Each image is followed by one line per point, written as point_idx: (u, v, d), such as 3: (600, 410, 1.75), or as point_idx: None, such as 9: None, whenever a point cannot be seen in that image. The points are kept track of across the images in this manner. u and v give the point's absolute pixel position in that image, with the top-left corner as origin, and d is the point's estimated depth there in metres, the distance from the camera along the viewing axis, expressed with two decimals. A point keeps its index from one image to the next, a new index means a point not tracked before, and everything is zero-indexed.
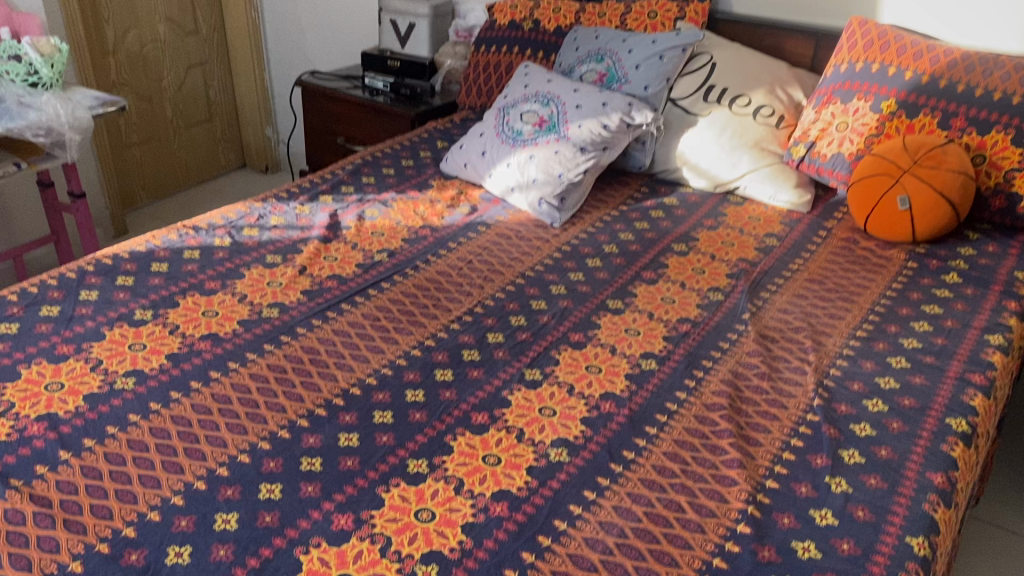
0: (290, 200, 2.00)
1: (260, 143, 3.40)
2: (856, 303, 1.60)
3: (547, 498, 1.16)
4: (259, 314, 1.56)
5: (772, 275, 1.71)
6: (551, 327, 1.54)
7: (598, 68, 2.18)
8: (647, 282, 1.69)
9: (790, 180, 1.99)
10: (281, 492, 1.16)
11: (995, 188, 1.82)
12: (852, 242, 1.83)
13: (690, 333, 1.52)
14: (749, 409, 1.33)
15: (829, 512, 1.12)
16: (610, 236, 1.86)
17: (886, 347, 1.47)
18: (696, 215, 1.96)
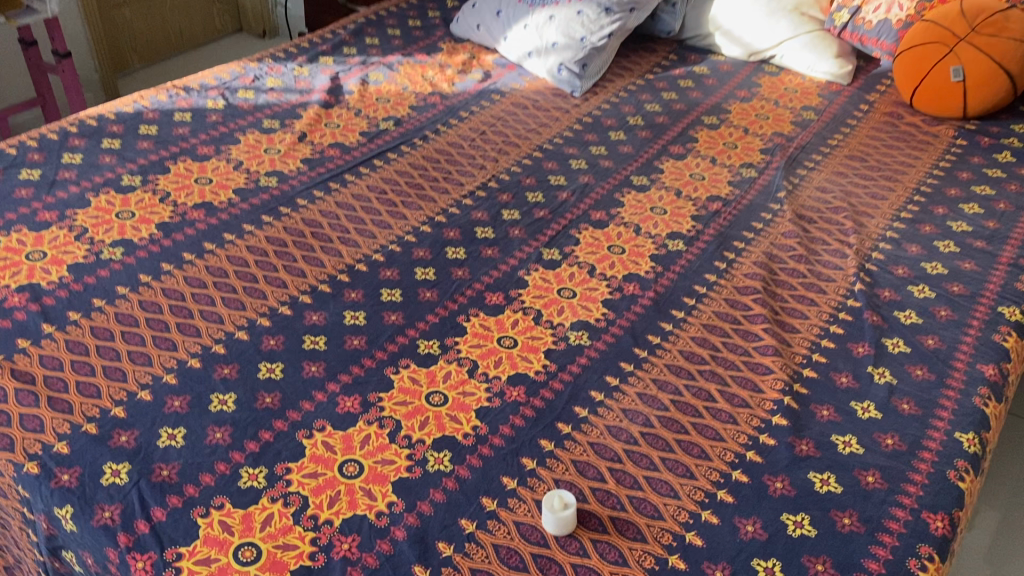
0: (289, 61, 1.85)
1: (258, 6, 3.21)
2: (901, 183, 1.48)
3: (567, 383, 1.08)
4: (256, 183, 1.45)
5: (809, 151, 1.59)
6: (571, 203, 1.43)
7: None
8: (675, 157, 1.56)
9: (832, 49, 1.83)
10: (281, 371, 1.08)
11: None
12: (896, 116, 1.70)
13: (721, 211, 1.41)
14: (784, 294, 1.23)
15: (871, 405, 1.04)
16: (634, 107, 1.72)
17: (933, 231, 1.36)
18: (727, 86, 1.82)
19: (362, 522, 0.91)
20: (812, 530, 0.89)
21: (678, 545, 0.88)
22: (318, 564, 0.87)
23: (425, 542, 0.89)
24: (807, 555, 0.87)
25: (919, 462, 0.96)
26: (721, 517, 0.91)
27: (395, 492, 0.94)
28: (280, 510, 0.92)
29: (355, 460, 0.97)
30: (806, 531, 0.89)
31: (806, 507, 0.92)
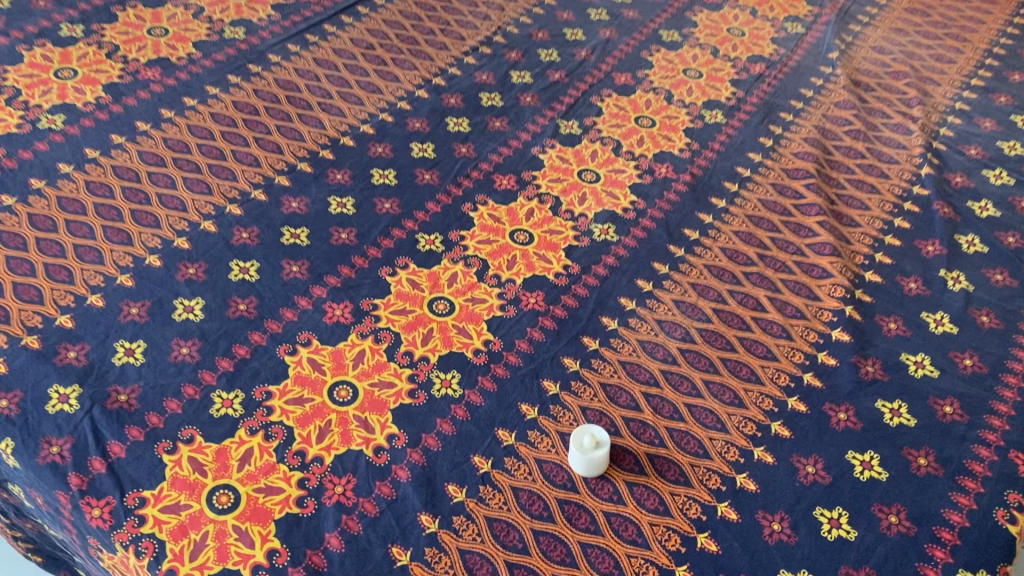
0: None
1: None
2: (970, 42, 1.29)
3: (592, 288, 0.92)
4: (221, 36, 1.23)
5: (863, 2, 1.38)
6: (591, 65, 1.23)
7: None
8: (709, 9, 1.35)
9: None
10: (257, 272, 0.92)
11: None
12: None
13: (765, 76, 1.22)
14: (839, 178, 1.06)
15: (946, 317, 0.90)
16: None
17: (1009, 102, 1.18)
18: None
19: (357, 459, 0.77)
20: (882, 473, 0.77)
21: (728, 491, 0.76)
22: (307, 512, 0.74)
23: (433, 485, 0.76)
24: (877, 504, 0.75)
25: (1004, 389, 0.83)
26: (776, 455, 0.78)
27: (396, 422, 0.80)
28: (261, 445, 0.78)
29: (348, 382, 0.83)
30: (875, 474, 0.77)
31: (874, 444, 0.79)
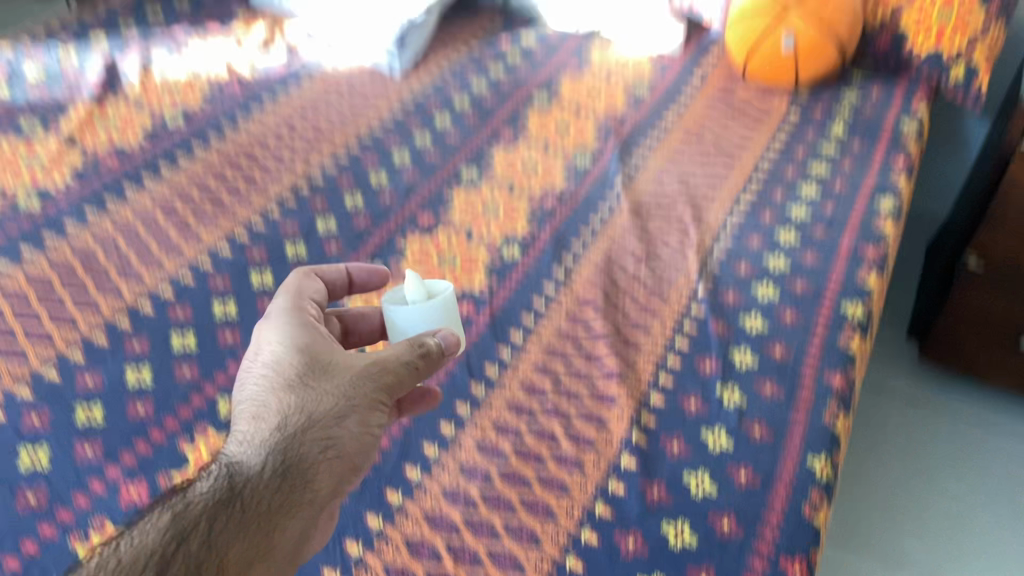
0: (51, 45, 1.59)
1: None
2: (737, 165, 1.43)
3: (396, 439, 0.98)
4: (16, 208, 1.24)
5: (643, 131, 1.51)
6: (395, 209, 1.31)
7: None
8: (505, 146, 1.46)
9: (663, 15, 1.75)
10: (48, 459, 0.92)
11: (882, 24, 1.66)
12: (730, 91, 1.64)
13: (556, 210, 1.32)
14: (626, 304, 1.16)
15: (722, 431, 0.98)
16: (461, 87, 1.60)
17: (773, 219, 1.31)
18: (558, 58, 1.72)
19: None
20: None
21: None
22: None
23: None
24: None
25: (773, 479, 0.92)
26: None
27: None
28: None
29: None
30: None
31: (659, 568, 0.84)
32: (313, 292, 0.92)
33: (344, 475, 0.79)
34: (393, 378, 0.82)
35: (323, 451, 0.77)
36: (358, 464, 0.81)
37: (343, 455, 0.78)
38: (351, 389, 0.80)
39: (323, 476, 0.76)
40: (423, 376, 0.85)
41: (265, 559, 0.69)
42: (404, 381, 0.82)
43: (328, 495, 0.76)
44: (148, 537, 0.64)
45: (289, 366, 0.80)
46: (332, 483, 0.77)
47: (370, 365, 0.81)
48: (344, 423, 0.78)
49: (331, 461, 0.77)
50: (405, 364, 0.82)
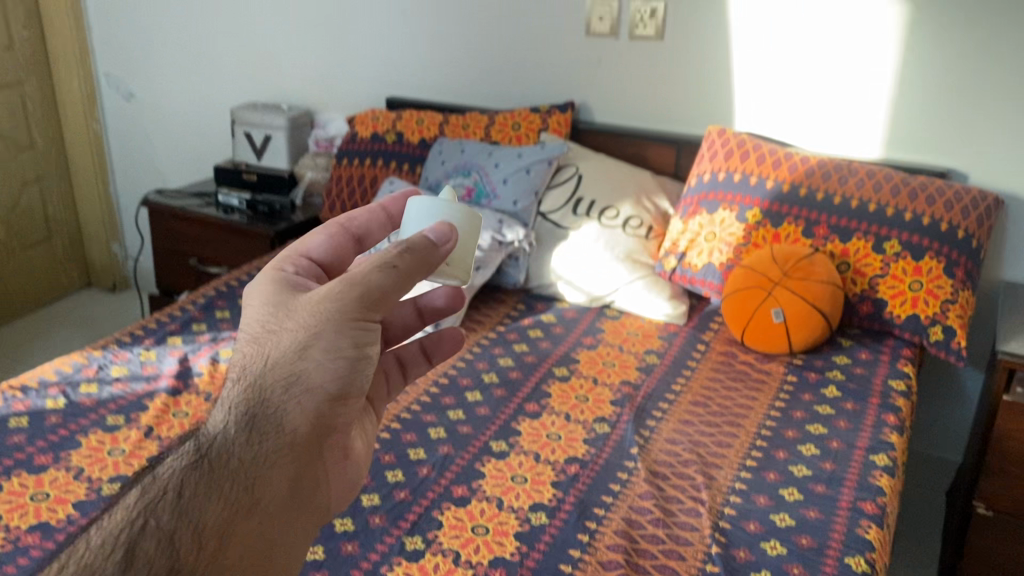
0: (134, 344, 1.79)
1: (106, 260, 3.23)
2: (742, 427, 1.57)
3: None
4: (99, 494, 1.34)
5: (656, 398, 1.66)
6: (431, 481, 1.41)
7: (465, 182, 2.15)
8: (531, 415, 1.60)
9: (665, 292, 1.99)
10: None
11: (862, 294, 1.87)
12: (731, 356, 1.81)
13: (579, 475, 1.44)
14: (647, 565, 1.25)
15: None
16: (489, 363, 1.75)
17: (776, 478, 1.43)
18: (574, 334, 1.89)
19: None
20: None
21: None
22: None
23: None
24: None
25: None
26: None
27: None
28: None
29: None
30: None
31: None
32: (316, 251, 0.88)
33: (325, 407, 0.75)
34: (364, 292, 0.77)
35: (292, 389, 0.73)
36: (343, 390, 0.77)
37: (320, 395, 0.75)
38: (319, 318, 0.76)
39: (296, 414, 0.73)
40: (411, 282, 0.79)
41: (249, 516, 0.67)
42: (381, 298, 0.78)
43: (307, 438, 0.73)
44: (123, 507, 0.62)
45: (258, 319, 0.79)
46: (308, 421, 0.74)
47: (339, 289, 0.77)
48: (314, 359, 0.75)
49: (305, 398, 0.74)
50: (381, 273, 0.77)
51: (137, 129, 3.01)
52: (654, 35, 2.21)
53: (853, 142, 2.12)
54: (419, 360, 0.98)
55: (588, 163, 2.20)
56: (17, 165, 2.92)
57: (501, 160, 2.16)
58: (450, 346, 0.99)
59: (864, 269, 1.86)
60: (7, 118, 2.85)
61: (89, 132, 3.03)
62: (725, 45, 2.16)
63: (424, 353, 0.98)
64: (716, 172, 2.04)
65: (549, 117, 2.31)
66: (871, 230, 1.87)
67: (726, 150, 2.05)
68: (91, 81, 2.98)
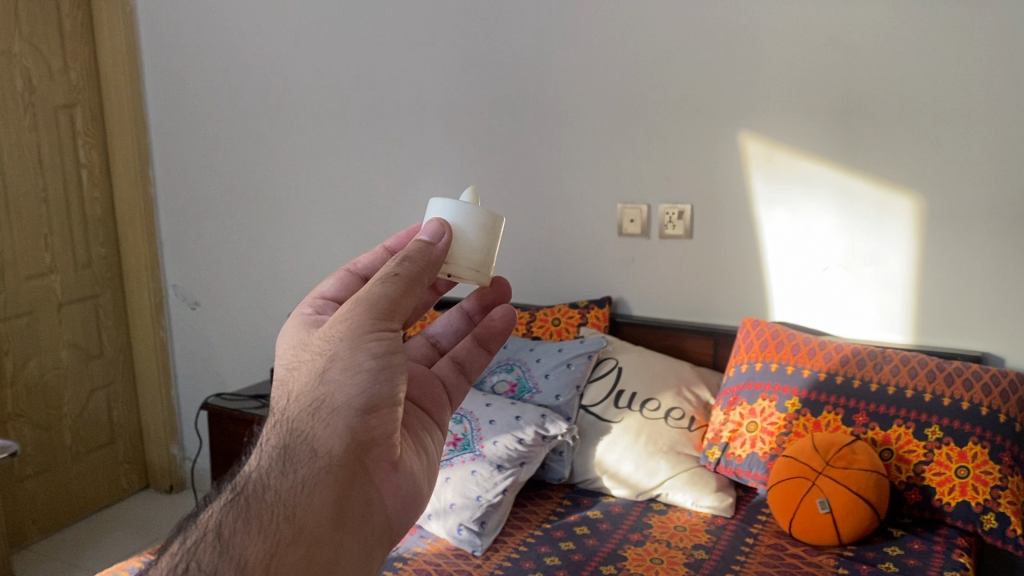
0: None
1: (164, 462, 3.32)
2: None
3: None
4: None
5: None
6: None
7: (508, 377, 2.22)
8: None
9: (709, 484, 2.00)
10: None
11: (908, 481, 1.86)
12: (781, 548, 1.79)
13: None
14: None
15: None
16: (535, 561, 1.75)
17: None
18: (621, 528, 1.89)
19: None
20: None
21: None
22: None
23: None
24: None
25: None
26: None
27: None
28: None
29: None
30: None
31: None
32: (329, 292, 0.97)
33: (359, 421, 0.77)
34: (370, 305, 0.81)
35: (320, 412, 0.77)
36: (375, 402, 0.79)
37: (352, 411, 0.77)
38: (334, 341, 0.80)
39: (329, 433, 0.76)
40: (410, 288, 0.84)
41: (294, 543, 0.70)
42: (388, 306, 0.82)
43: (346, 455, 0.76)
44: (174, 556, 0.69)
45: (284, 360, 0.83)
46: (344, 436, 0.76)
47: (348, 312, 0.82)
48: (335, 379, 0.78)
49: (335, 416, 0.77)
50: (382, 285, 0.82)
51: (200, 333, 3.19)
52: (683, 233, 2.34)
53: (885, 329, 2.18)
54: (478, 355, 1.01)
55: (627, 356, 2.27)
56: (87, 371, 3.10)
57: (542, 355, 2.25)
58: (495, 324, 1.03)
59: (907, 456, 1.86)
60: (81, 329, 3.05)
61: (155, 338, 3.21)
62: (752, 242, 2.28)
63: (480, 346, 1.02)
64: (753, 362, 2.10)
65: (587, 312, 2.42)
66: (910, 416, 1.89)
67: (761, 340, 2.11)
68: (159, 292, 3.20)
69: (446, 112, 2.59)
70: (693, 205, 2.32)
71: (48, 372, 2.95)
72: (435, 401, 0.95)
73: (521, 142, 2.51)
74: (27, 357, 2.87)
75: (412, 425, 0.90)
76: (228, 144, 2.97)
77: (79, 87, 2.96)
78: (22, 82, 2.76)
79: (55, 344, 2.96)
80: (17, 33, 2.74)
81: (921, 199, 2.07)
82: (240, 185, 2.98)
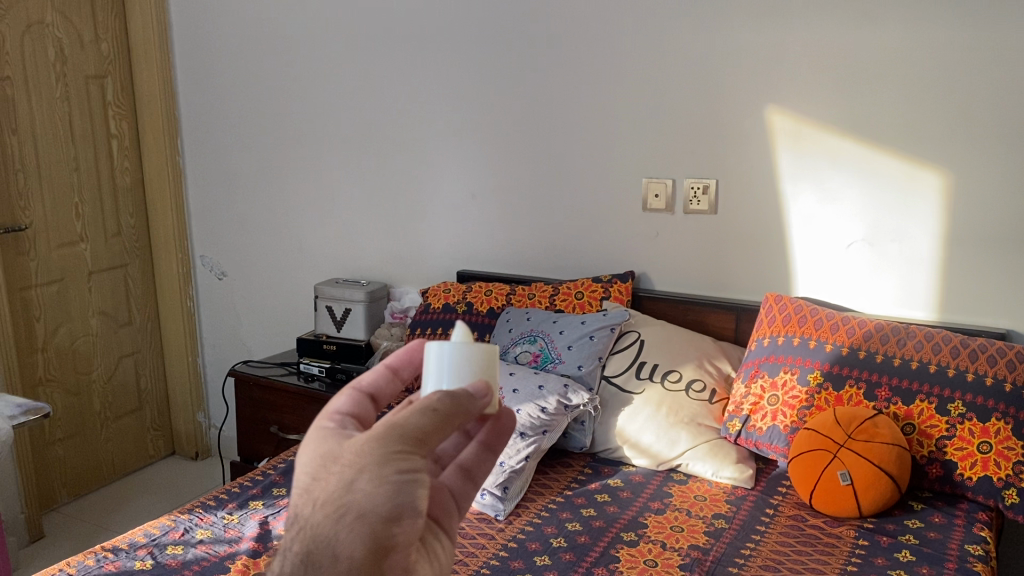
0: (219, 507, 1.86)
1: (190, 430, 3.37)
2: None
3: None
4: None
5: (725, 562, 1.64)
6: None
7: (531, 348, 2.24)
8: None
9: (729, 456, 2.01)
10: None
11: (930, 455, 1.86)
12: (801, 520, 1.80)
13: None
14: None
15: None
16: (557, 527, 1.77)
17: None
18: (642, 497, 1.91)
19: None
20: None
21: None
22: None
23: None
24: None
25: None
26: None
27: None
28: None
29: None
30: None
31: None
32: (344, 408, 0.80)
33: (380, 535, 0.67)
34: (402, 428, 0.70)
35: (343, 519, 0.67)
36: (402, 513, 0.68)
37: (376, 522, 0.67)
38: (362, 452, 0.69)
39: (348, 546, 0.67)
40: (447, 422, 0.72)
41: None
42: (422, 434, 0.71)
43: (365, 568, 0.66)
44: None
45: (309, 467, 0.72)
46: (365, 550, 0.67)
47: (382, 429, 0.70)
48: (361, 488, 0.68)
49: (359, 524, 0.67)
50: (419, 412, 0.71)
51: (226, 302, 3.23)
52: (707, 208, 2.34)
53: (908, 306, 2.17)
54: (486, 458, 0.84)
55: (649, 329, 2.29)
56: (116, 338, 3.15)
57: (565, 327, 2.26)
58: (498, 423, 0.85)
59: (929, 431, 1.87)
60: (110, 297, 3.10)
61: (183, 307, 3.25)
62: (776, 217, 2.28)
63: (487, 447, 0.85)
64: (775, 336, 2.11)
65: (610, 285, 2.43)
66: (933, 391, 1.89)
67: (784, 315, 2.12)
68: (188, 262, 3.24)
69: (472, 85, 2.60)
70: (718, 180, 2.32)
71: (78, 338, 3.00)
72: (443, 508, 0.79)
73: (546, 116, 2.51)
74: (59, 323, 2.92)
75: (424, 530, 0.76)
76: (255, 116, 2.99)
77: (110, 58, 3.00)
78: (53, 52, 2.80)
79: (84, 311, 3.01)
80: (49, 3, 2.76)
81: (949, 175, 2.06)
82: (267, 157, 3.00)
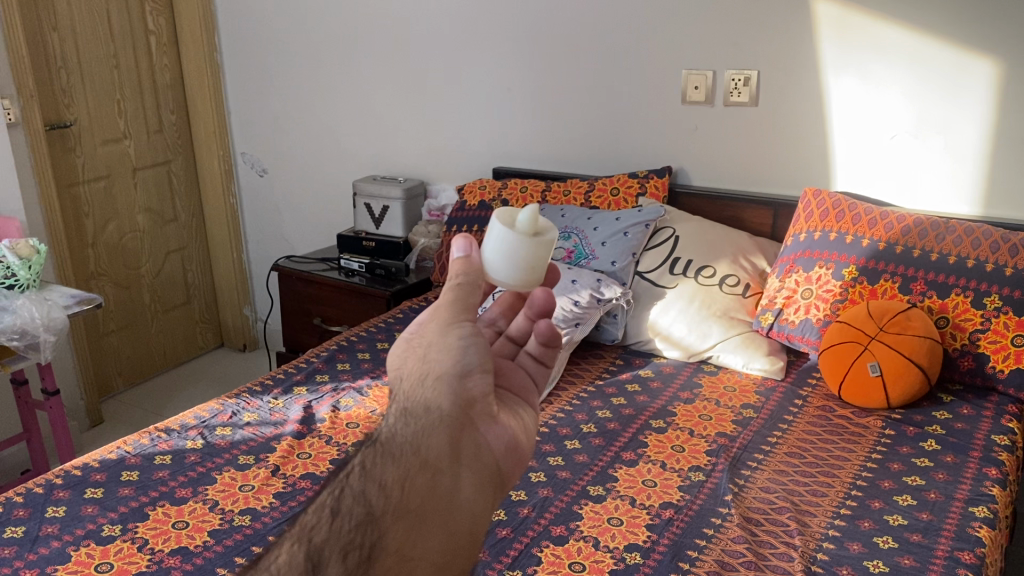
0: (264, 393, 1.94)
1: (238, 323, 3.49)
2: (838, 479, 1.57)
3: None
4: (231, 523, 1.46)
5: (751, 449, 1.68)
6: (531, 520, 1.45)
7: (565, 245, 2.27)
8: (628, 463, 1.63)
9: (761, 348, 2.03)
10: None
11: (962, 348, 1.87)
12: (829, 410, 1.83)
13: (674, 519, 1.46)
14: None
15: None
16: (587, 415, 1.82)
17: (872, 526, 1.43)
18: (672, 388, 1.94)
19: None
20: None
21: None
22: None
23: None
24: None
25: None
26: None
27: None
28: None
29: None
30: None
31: None
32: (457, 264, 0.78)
33: (461, 386, 0.70)
34: (448, 304, 0.75)
35: (425, 381, 0.70)
36: (471, 366, 0.71)
37: (452, 377, 0.70)
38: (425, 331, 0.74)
39: (436, 398, 0.69)
40: (479, 285, 0.75)
41: (421, 472, 0.64)
42: (467, 304, 0.75)
43: (455, 415, 0.69)
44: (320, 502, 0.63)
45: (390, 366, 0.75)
46: (451, 398, 0.69)
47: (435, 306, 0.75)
48: (433, 357, 0.72)
49: (440, 383, 0.70)
50: (450, 289, 0.75)
51: (268, 198, 3.27)
52: (748, 100, 2.30)
53: (952, 202, 2.13)
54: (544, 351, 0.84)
55: (684, 225, 2.28)
56: (163, 234, 3.23)
57: (600, 223, 2.27)
58: (550, 302, 0.85)
59: (963, 324, 1.87)
60: (154, 194, 3.16)
61: (226, 204, 3.31)
62: (819, 109, 2.23)
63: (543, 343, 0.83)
64: (812, 230, 2.09)
65: (646, 181, 2.41)
66: (970, 285, 1.87)
67: (822, 209, 2.09)
68: (229, 159, 3.28)
69: None
70: (760, 71, 2.27)
71: (126, 234, 3.09)
72: (521, 386, 0.81)
73: (584, 6, 2.46)
74: (106, 219, 3.00)
75: (506, 399, 0.77)
76: (291, 10, 2.96)
77: None
78: None
79: (131, 208, 3.08)
80: None
81: (1002, 63, 1.99)
82: (304, 52, 2.99)
